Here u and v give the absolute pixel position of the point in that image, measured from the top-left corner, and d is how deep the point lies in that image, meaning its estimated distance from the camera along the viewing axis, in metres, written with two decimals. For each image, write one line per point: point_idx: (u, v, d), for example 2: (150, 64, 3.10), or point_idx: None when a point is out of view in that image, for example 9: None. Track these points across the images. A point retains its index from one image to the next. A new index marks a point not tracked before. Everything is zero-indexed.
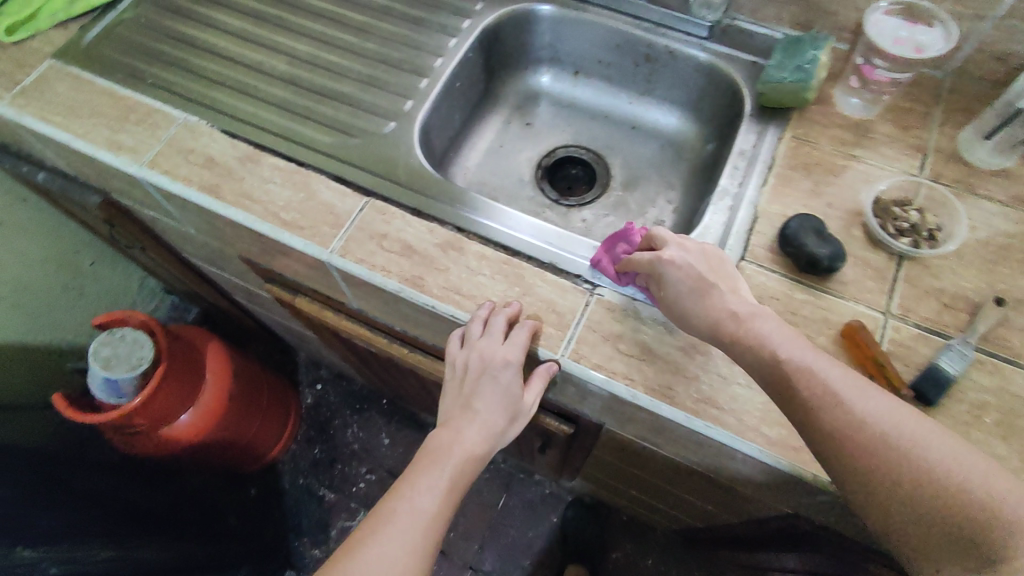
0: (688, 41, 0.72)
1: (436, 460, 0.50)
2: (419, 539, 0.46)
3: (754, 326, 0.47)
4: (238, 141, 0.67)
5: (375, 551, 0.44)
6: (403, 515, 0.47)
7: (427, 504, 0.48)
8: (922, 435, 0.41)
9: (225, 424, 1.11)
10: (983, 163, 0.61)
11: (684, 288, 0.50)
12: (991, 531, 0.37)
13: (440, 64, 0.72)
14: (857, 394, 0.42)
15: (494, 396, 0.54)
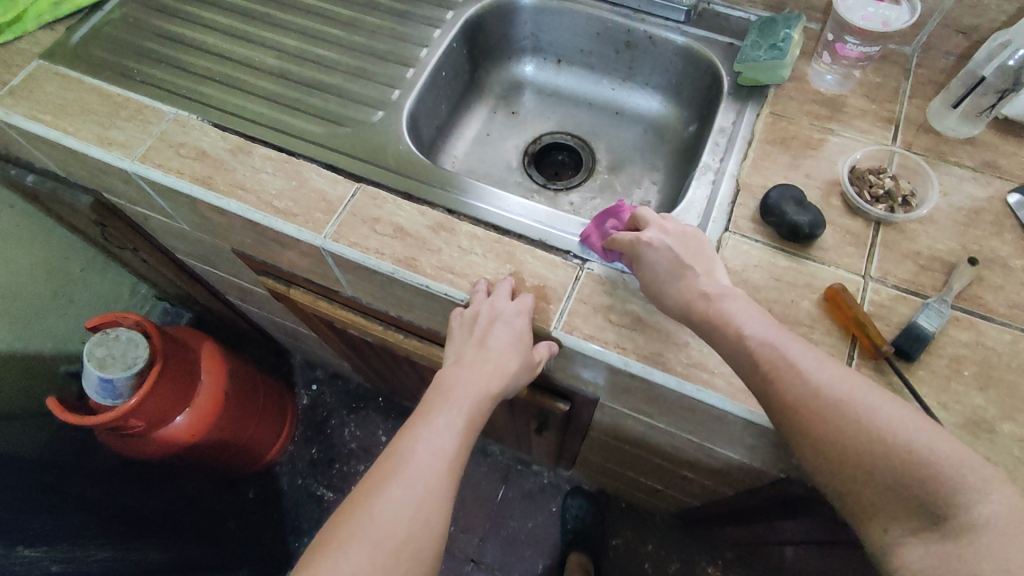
0: (666, 26, 0.74)
1: (448, 408, 0.49)
2: (440, 478, 0.46)
3: (721, 305, 0.48)
4: (229, 133, 0.68)
5: (399, 492, 0.44)
6: (422, 455, 0.46)
7: (445, 444, 0.47)
8: (875, 402, 0.43)
9: (222, 425, 1.10)
10: (952, 132, 0.64)
11: (661, 268, 0.51)
12: (937, 491, 0.39)
13: (425, 54, 0.74)
14: (813, 364, 0.45)
15: (505, 344, 0.53)
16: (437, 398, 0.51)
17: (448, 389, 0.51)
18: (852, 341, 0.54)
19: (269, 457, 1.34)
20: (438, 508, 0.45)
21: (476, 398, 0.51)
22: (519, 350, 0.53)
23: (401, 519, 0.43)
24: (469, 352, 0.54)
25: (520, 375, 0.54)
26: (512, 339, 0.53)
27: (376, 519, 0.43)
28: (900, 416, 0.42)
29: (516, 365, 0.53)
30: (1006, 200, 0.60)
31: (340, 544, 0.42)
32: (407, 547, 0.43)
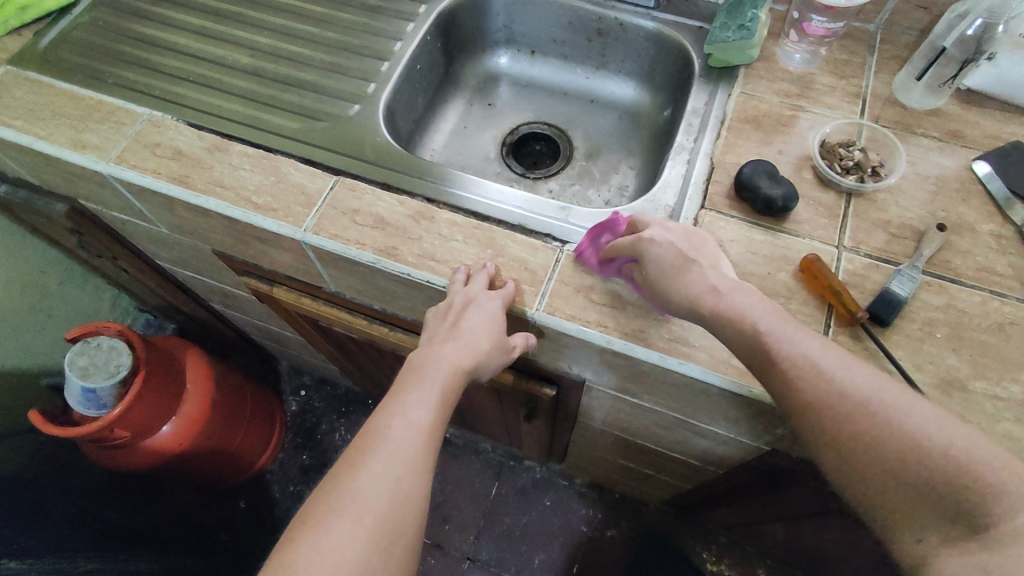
0: (637, 12, 0.75)
1: (424, 386, 0.50)
2: (418, 453, 0.47)
3: (732, 300, 0.47)
4: (205, 132, 0.67)
5: (377, 466, 0.46)
6: (400, 430, 0.48)
7: (421, 419, 0.49)
8: (907, 403, 0.42)
9: (209, 434, 1.09)
10: (917, 104, 0.65)
11: (665, 264, 0.50)
12: (985, 500, 0.38)
13: (399, 47, 0.74)
14: (837, 363, 0.44)
15: (478, 327, 0.53)
16: (414, 377, 0.51)
17: (423, 369, 0.52)
18: (828, 309, 0.55)
19: (260, 465, 1.33)
20: (417, 481, 0.46)
21: (449, 377, 0.52)
22: (493, 333, 0.54)
23: (381, 492, 0.45)
24: (443, 333, 0.55)
25: (493, 358, 0.54)
26: (486, 322, 0.53)
27: (356, 493, 0.44)
28: (929, 416, 0.41)
29: (491, 348, 0.54)
30: (971, 167, 0.62)
31: (320, 518, 0.44)
32: (386, 518, 0.44)
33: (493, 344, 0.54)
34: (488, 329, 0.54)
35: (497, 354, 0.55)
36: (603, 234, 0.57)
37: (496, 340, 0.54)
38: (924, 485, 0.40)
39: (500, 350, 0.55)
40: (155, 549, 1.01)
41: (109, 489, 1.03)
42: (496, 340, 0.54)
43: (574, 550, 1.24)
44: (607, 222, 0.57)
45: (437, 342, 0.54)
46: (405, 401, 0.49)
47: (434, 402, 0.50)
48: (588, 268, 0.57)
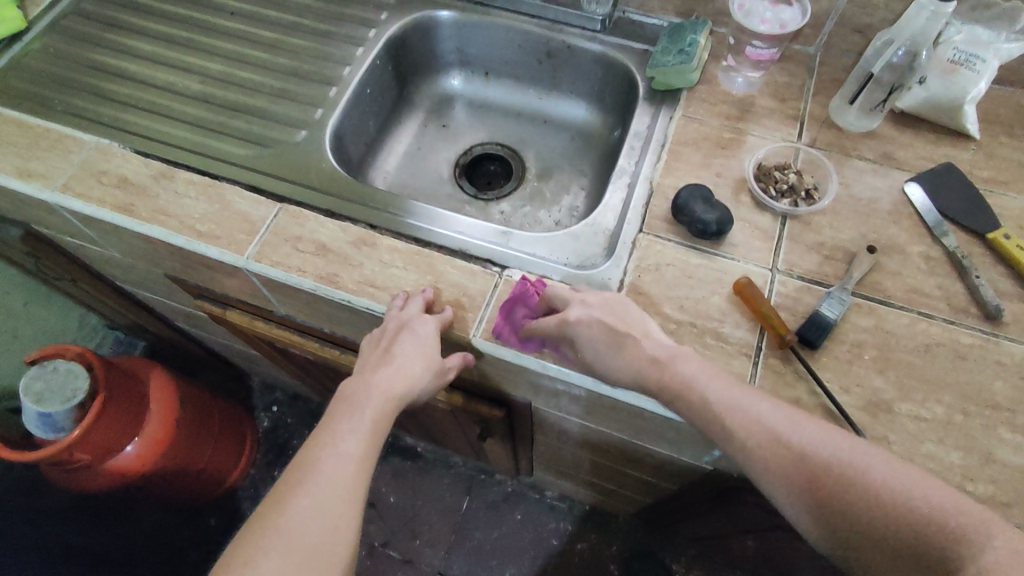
0: (584, 36, 0.76)
1: (356, 415, 0.51)
2: (350, 484, 0.48)
3: (676, 368, 0.48)
4: (151, 159, 0.68)
5: (306, 500, 0.46)
6: (330, 462, 0.48)
7: (352, 449, 0.49)
8: (864, 459, 0.42)
9: (174, 453, 1.08)
10: (852, 127, 0.67)
11: (598, 343, 0.51)
12: (952, 546, 0.38)
13: (348, 73, 0.74)
14: (790, 426, 0.45)
15: (413, 352, 0.54)
16: (347, 404, 0.52)
17: (357, 396, 0.52)
18: (760, 332, 0.56)
19: (232, 481, 1.32)
20: (348, 512, 0.47)
21: (384, 404, 0.52)
22: (428, 357, 0.55)
23: (311, 528, 0.45)
24: (377, 359, 0.55)
25: (429, 381, 0.56)
26: (422, 346, 0.54)
27: (284, 529, 0.45)
28: (885, 469, 0.42)
29: (425, 372, 0.55)
30: (903, 188, 0.63)
31: (248, 560, 0.43)
32: (316, 554, 0.44)
33: (427, 369, 0.55)
34: (423, 354, 0.55)
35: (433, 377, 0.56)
36: (517, 308, 0.58)
37: (431, 364, 0.55)
38: (899, 539, 0.40)
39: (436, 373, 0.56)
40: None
41: (76, 510, 1.03)
42: (430, 365, 0.55)
43: (545, 563, 1.24)
44: (518, 295, 0.58)
45: (370, 368, 0.54)
46: (337, 432, 0.50)
47: (368, 430, 0.51)
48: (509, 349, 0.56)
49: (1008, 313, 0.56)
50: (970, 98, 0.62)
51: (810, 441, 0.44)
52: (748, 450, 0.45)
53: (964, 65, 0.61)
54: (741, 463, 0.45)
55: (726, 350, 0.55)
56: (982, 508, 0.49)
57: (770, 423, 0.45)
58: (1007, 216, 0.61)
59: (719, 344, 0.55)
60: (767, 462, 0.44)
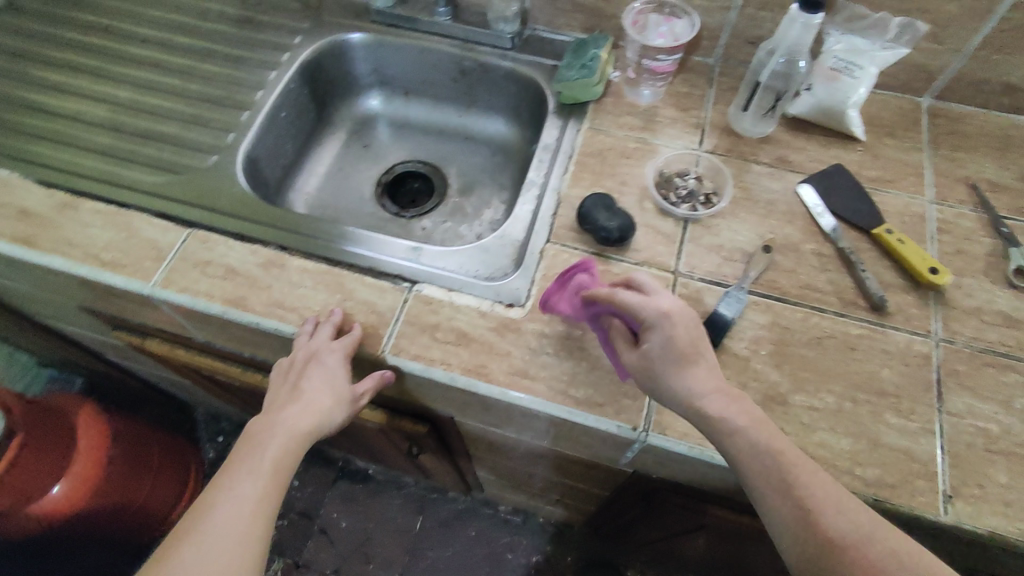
0: (495, 54, 0.78)
1: (256, 455, 0.51)
2: (243, 527, 0.47)
3: (739, 413, 0.46)
4: (55, 190, 0.66)
5: (194, 549, 0.45)
6: (224, 509, 0.47)
7: (248, 491, 0.48)
8: (914, 553, 0.40)
9: (107, 492, 1.04)
10: (749, 132, 0.70)
11: (677, 345, 0.48)
12: None
13: (261, 96, 0.75)
14: (850, 503, 0.43)
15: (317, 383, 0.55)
16: (252, 443, 0.52)
17: (262, 432, 0.52)
18: None
19: (176, 517, 1.27)
20: (242, 556, 0.46)
21: (287, 440, 0.52)
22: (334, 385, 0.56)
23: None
24: (285, 395, 0.56)
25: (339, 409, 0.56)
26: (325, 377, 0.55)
27: None
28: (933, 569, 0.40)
29: (333, 401, 0.55)
30: (797, 190, 0.66)
31: None
32: None
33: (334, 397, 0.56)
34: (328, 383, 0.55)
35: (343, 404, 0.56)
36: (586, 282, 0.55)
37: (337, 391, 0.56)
38: None
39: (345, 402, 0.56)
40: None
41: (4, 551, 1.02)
42: (336, 393, 0.56)
43: None
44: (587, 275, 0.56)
45: (276, 407, 0.55)
46: (239, 472, 0.50)
47: (272, 465, 0.51)
48: (531, 340, 0.57)
49: (893, 303, 0.59)
50: (852, 104, 0.66)
51: (870, 522, 0.42)
52: (803, 508, 0.42)
53: (844, 73, 0.66)
54: (787, 516, 0.42)
55: None
56: (870, 492, 0.51)
57: (840, 501, 0.42)
58: (891, 212, 0.64)
59: None
60: (820, 525, 0.42)
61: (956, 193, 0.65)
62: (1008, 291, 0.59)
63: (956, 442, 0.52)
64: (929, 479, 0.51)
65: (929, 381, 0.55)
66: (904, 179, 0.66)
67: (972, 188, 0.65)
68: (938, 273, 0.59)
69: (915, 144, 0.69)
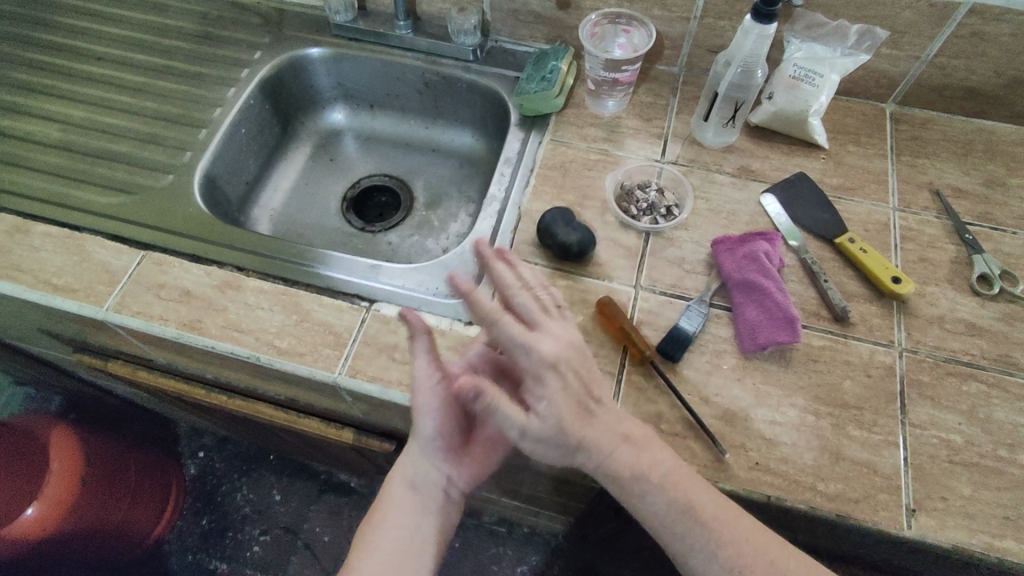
0: (457, 66, 0.77)
1: (425, 458, 0.54)
2: (428, 524, 0.53)
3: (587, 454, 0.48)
4: (7, 214, 0.65)
5: (385, 536, 0.52)
6: (404, 505, 0.53)
7: (426, 488, 0.54)
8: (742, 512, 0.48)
9: (83, 512, 1.03)
10: (711, 142, 0.69)
11: (573, 399, 0.47)
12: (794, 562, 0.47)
13: (219, 114, 0.74)
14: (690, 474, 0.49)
15: (444, 419, 0.52)
16: (402, 483, 0.54)
17: (408, 475, 0.54)
18: (623, 349, 0.57)
19: (155, 535, 1.25)
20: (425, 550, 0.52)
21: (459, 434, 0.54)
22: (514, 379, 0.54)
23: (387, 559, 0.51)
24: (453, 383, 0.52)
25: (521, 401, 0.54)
26: (455, 405, 0.53)
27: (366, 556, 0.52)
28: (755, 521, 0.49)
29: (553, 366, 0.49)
30: (760, 201, 0.65)
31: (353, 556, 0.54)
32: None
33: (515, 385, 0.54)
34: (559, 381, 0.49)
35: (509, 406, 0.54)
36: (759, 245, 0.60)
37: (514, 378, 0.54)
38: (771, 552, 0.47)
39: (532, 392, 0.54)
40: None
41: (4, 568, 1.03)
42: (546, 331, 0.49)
43: None
44: (766, 236, 0.61)
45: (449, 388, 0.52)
46: (397, 509, 0.53)
47: (434, 502, 0.54)
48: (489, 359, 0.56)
49: (855, 314, 0.59)
50: (814, 112, 0.66)
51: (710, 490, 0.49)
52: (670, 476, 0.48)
53: (804, 81, 0.65)
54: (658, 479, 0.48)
55: None
56: (832, 508, 0.50)
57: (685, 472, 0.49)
58: (853, 221, 0.64)
59: None
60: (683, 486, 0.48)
61: (919, 200, 0.65)
62: (971, 298, 0.59)
63: (920, 454, 0.52)
64: (890, 493, 0.50)
65: (891, 392, 0.55)
66: (867, 187, 0.66)
67: (935, 194, 0.65)
68: (899, 283, 0.58)
69: (879, 151, 0.68)
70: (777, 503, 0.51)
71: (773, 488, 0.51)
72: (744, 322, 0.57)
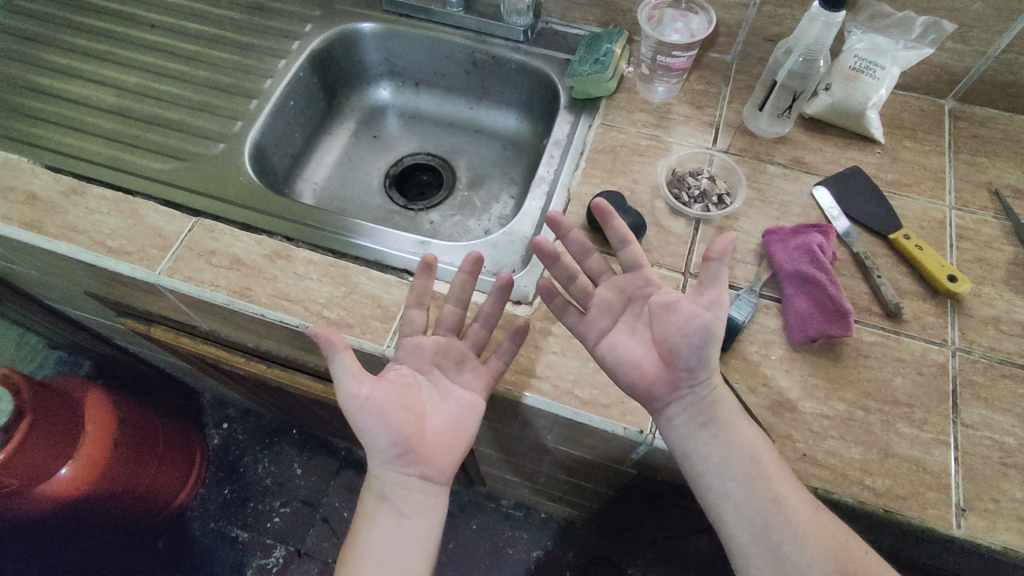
0: (507, 46, 0.77)
1: (390, 469, 0.53)
2: (414, 534, 0.52)
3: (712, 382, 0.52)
4: (62, 175, 0.66)
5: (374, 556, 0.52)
6: (385, 522, 0.52)
7: (401, 500, 0.53)
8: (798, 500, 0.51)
9: (114, 474, 1.05)
10: (764, 132, 0.68)
11: None
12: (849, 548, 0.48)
13: (269, 85, 0.74)
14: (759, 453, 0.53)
15: (388, 422, 0.51)
16: (375, 499, 0.53)
17: (380, 488, 0.53)
18: None
19: (178, 502, 1.27)
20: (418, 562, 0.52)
21: (418, 435, 0.53)
22: (454, 318, 0.57)
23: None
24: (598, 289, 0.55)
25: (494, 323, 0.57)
26: (394, 403, 0.52)
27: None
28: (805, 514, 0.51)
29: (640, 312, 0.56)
30: (813, 193, 0.64)
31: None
32: None
33: (455, 306, 0.57)
34: (463, 281, 0.56)
35: (473, 334, 0.57)
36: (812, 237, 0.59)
37: (449, 316, 0.57)
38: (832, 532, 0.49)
39: (500, 292, 0.56)
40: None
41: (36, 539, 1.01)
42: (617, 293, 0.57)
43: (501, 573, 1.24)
44: (820, 228, 0.60)
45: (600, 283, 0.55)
46: (378, 525, 0.52)
47: (413, 505, 0.53)
48: (536, 339, 0.57)
49: (908, 311, 0.58)
50: (872, 105, 0.65)
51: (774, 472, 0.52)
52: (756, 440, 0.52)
53: (865, 72, 0.64)
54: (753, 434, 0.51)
55: None
56: (880, 503, 0.50)
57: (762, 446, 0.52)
58: (908, 218, 0.63)
59: None
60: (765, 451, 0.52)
61: (977, 199, 0.63)
62: None
63: (971, 455, 0.51)
64: (940, 492, 0.50)
65: (943, 390, 0.54)
66: (923, 184, 0.65)
67: (993, 194, 0.64)
68: (956, 282, 0.57)
69: (937, 148, 0.67)
70: (823, 495, 0.50)
71: (820, 481, 0.51)
72: (794, 313, 0.56)
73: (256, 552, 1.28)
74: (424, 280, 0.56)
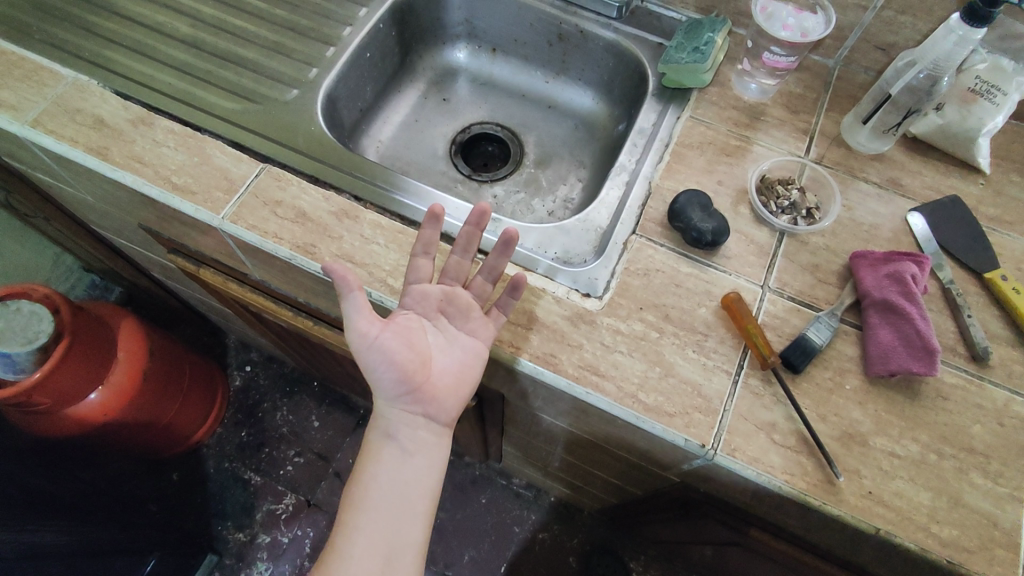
0: (599, 22, 0.73)
1: (393, 409, 0.52)
2: (417, 474, 0.52)
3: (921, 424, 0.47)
4: (130, 103, 0.64)
5: (376, 495, 0.51)
6: (391, 462, 0.51)
7: (405, 439, 0.52)
8: None
9: (139, 402, 1.05)
10: (862, 148, 0.65)
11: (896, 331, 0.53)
12: None
13: (348, 33, 0.71)
14: None
15: (396, 363, 0.50)
16: (379, 437, 0.52)
17: (384, 426, 0.52)
18: (743, 351, 0.54)
19: (196, 437, 1.29)
20: (421, 500, 0.52)
21: (424, 375, 0.52)
22: (459, 268, 0.56)
23: (389, 517, 0.50)
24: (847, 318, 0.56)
25: (498, 276, 0.57)
26: (403, 346, 0.51)
27: (363, 522, 0.50)
28: None
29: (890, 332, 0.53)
30: (907, 218, 0.61)
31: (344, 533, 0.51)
32: (402, 540, 0.50)
33: (461, 257, 0.56)
34: (469, 235, 0.55)
35: (476, 285, 0.56)
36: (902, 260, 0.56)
37: (454, 266, 0.56)
38: None
39: (504, 247, 0.55)
40: (95, 558, 0.92)
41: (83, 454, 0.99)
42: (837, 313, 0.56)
43: (505, 549, 1.25)
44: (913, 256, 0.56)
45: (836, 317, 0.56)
46: (382, 462, 0.52)
47: (417, 444, 0.52)
48: (604, 336, 0.55)
49: (994, 356, 0.55)
50: (985, 132, 0.61)
51: None
52: None
53: (983, 96, 0.61)
54: None
55: (706, 365, 0.54)
56: (945, 553, 0.48)
57: None
58: (1006, 257, 0.59)
59: (701, 358, 0.54)
60: None
61: None
62: None
63: None
64: (1008, 550, 0.48)
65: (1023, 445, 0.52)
66: None
67: None
68: None
69: None
70: (884, 537, 0.49)
71: (884, 521, 0.49)
72: (876, 343, 0.53)
73: (267, 497, 1.29)
74: (431, 230, 0.54)
